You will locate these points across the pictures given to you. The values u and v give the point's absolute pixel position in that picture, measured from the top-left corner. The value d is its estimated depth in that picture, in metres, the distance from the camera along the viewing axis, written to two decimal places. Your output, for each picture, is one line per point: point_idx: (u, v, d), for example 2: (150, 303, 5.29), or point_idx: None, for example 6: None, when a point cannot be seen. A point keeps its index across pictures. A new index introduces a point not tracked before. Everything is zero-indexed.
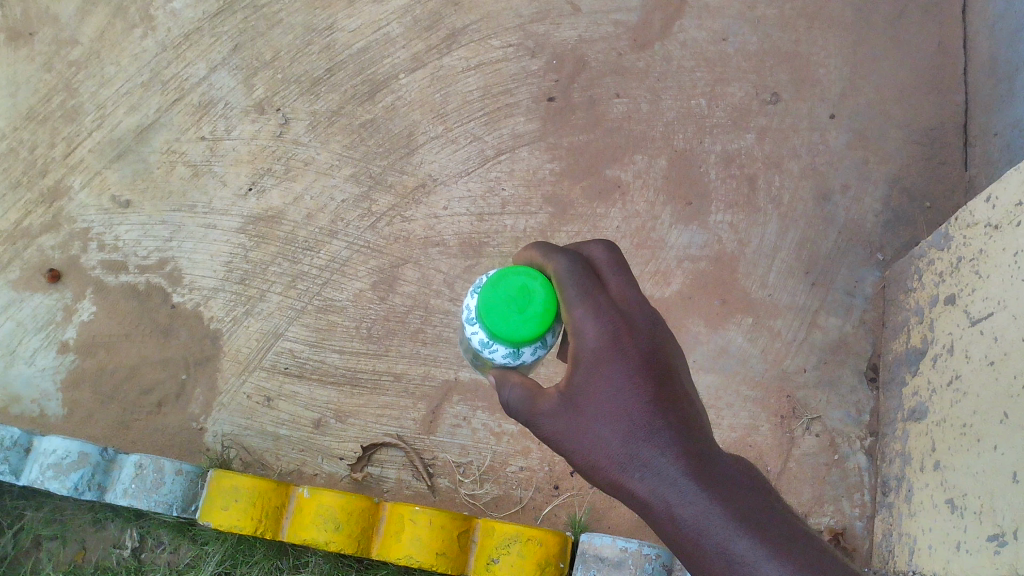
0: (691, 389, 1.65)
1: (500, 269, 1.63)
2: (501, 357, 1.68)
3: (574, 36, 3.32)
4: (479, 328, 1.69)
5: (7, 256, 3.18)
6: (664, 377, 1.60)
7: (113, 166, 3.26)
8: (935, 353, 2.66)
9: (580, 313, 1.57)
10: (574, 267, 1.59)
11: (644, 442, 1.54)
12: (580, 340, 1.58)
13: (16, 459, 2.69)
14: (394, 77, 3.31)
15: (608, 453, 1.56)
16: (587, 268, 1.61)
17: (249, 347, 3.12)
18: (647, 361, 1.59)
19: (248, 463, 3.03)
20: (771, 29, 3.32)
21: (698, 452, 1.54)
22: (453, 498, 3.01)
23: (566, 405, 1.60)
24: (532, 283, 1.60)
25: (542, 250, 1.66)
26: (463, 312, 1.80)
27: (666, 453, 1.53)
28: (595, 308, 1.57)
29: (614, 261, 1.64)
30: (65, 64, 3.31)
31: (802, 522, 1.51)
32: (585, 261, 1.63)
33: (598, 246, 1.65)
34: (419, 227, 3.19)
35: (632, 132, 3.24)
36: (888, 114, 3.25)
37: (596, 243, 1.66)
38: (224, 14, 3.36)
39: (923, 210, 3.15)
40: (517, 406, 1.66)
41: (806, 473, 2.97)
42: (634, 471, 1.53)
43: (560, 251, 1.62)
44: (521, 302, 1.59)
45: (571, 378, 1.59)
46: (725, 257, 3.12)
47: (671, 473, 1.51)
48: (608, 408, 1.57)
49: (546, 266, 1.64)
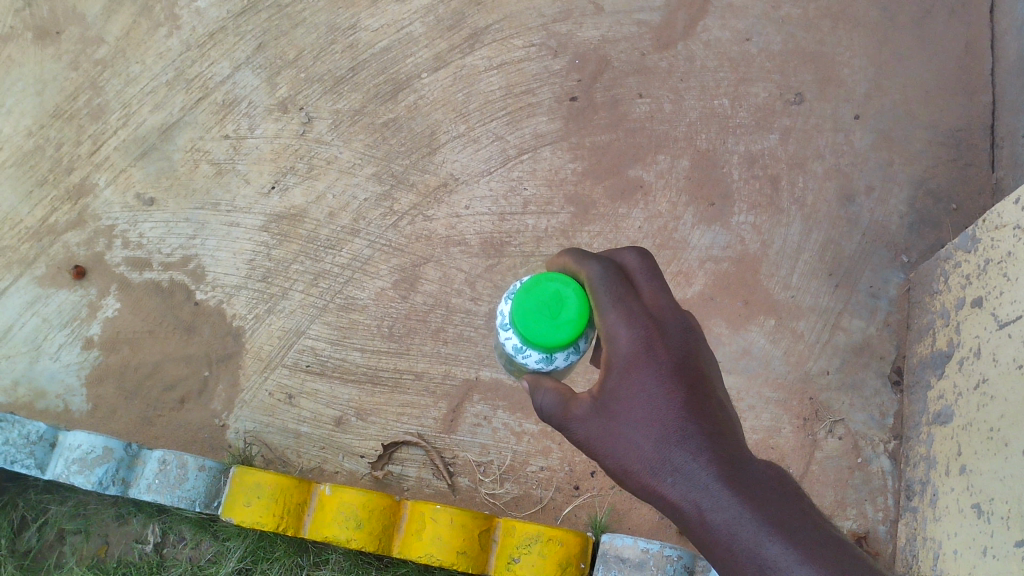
0: (723, 395, 1.66)
1: (533, 276, 1.66)
2: (534, 361, 1.70)
3: (596, 36, 3.32)
4: (512, 334, 1.71)
5: (33, 252, 3.21)
6: (696, 381, 1.62)
7: (138, 164, 3.29)
8: (961, 356, 2.63)
9: (613, 319, 1.63)
10: (606, 274, 1.66)
11: (676, 447, 1.53)
12: (613, 345, 1.62)
13: (41, 453, 2.68)
14: (416, 76, 3.32)
15: (640, 458, 1.57)
16: (619, 276, 1.67)
17: (271, 344, 3.13)
18: (679, 366, 1.62)
19: (269, 460, 3.05)
20: (796, 29, 3.30)
21: (730, 458, 1.52)
22: (473, 498, 3.01)
23: (598, 410, 1.62)
24: (565, 290, 1.63)
25: (575, 257, 1.72)
26: (496, 317, 1.82)
27: (697, 458, 1.51)
28: (627, 314, 1.63)
29: (646, 268, 1.70)
30: (92, 62, 3.35)
31: (840, 535, 1.47)
32: (617, 269, 1.69)
33: (630, 253, 1.72)
34: (440, 226, 3.20)
35: (654, 132, 3.23)
36: (914, 115, 3.22)
37: (628, 251, 1.73)
38: (248, 13, 3.38)
39: (949, 211, 3.13)
40: (550, 412, 1.67)
41: (829, 476, 2.94)
42: (666, 476, 1.53)
43: (593, 259, 1.68)
44: (554, 308, 1.62)
45: (604, 383, 1.63)
46: (747, 258, 3.10)
47: (703, 478, 1.49)
48: (640, 412, 1.58)
49: (580, 273, 1.70)
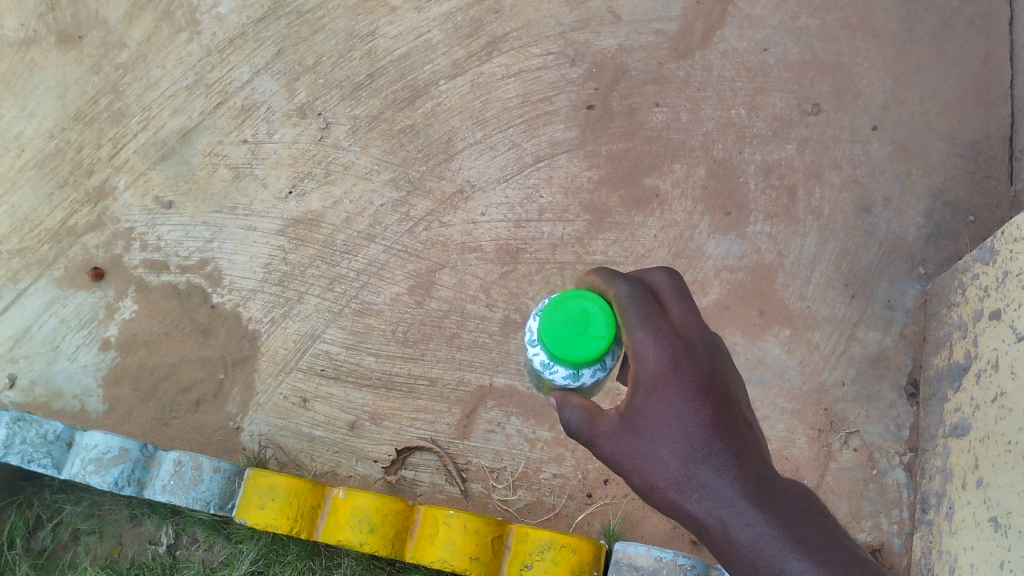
0: (748, 413, 1.68)
1: (559, 293, 1.66)
2: (561, 378, 1.69)
3: (614, 45, 3.33)
4: (540, 350, 1.71)
5: (52, 253, 3.24)
6: (723, 401, 1.62)
7: (157, 168, 3.32)
8: (978, 368, 2.62)
9: (641, 336, 1.61)
10: (635, 293, 1.64)
11: (702, 463, 1.54)
12: (640, 363, 1.61)
13: (58, 452, 2.70)
14: (434, 83, 3.34)
15: (666, 474, 1.57)
16: (648, 295, 1.65)
17: (286, 348, 3.15)
18: (706, 385, 1.61)
19: (283, 464, 3.06)
20: (814, 39, 3.31)
21: (755, 475, 1.54)
22: (486, 504, 3.00)
23: (625, 427, 1.61)
24: (592, 306, 1.63)
25: (604, 276, 1.71)
26: (526, 334, 1.83)
27: (724, 475, 1.53)
28: (655, 333, 1.61)
29: (676, 288, 1.67)
30: (113, 66, 3.38)
31: (862, 552, 1.49)
32: (646, 288, 1.68)
33: (660, 273, 1.69)
34: (456, 232, 3.21)
35: (671, 141, 3.23)
36: (933, 127, 3.21)
37: (657, 270, 1.71)
38: (269, 19, 3.41)
39: (967, 223, 3.11)
40: (577, 428, 1.66)
41: (843, 488, 2.93)
42: (693, 494, 1.53)
43: (621, 278, 1.67)
44: (581, 324, 1.62)
45: (631, 400, 1.61)
46: (763, 268, 3.10)
47: (729, 495, 1.50)
48: (668, 430, 1.58)
49: (607, 291, 1.69)
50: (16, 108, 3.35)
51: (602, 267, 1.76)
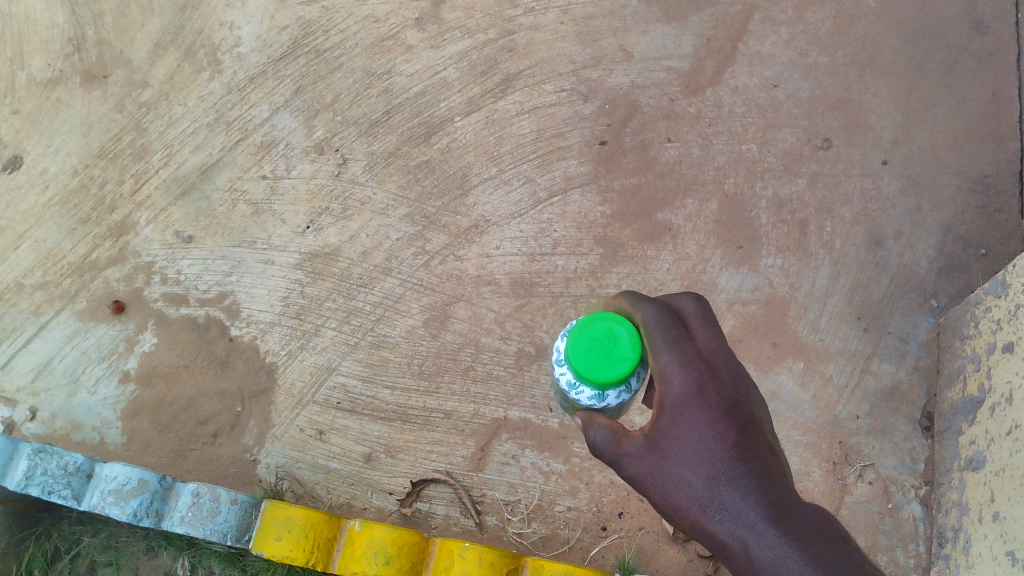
0: (772, 440, 1.69)
1: (586, 315, 1.70)
2: (587, 398, 1.72)
3: (626, 82, 3.39)
4: (567, 369, 1.74)
5: (74, 287, 3.30)
6: (746, 425, 1.64)
7: (178, 203, 3.39)
8: (993, 402, 2.62)
9: (667, 360, 1.64)
10: (661, 317, 1.67)
11: (726, 486, 1.56)
12: (666, 386, 1.63)
13: (78, 484, 2.72)
14: (450, 119, 3.41)
15: (689, 495, 1.59)
16: (674, 318, 1.69)
17: (303, 380, 3.18)
18: (730, 408, 1.63)
19: (299, 496, 3.07)
20: (823, 76, 3.36)
21: (775, 498, 1.55)
22: (501, 537, 3.00)
23: (649, 447, 1.63)
24: (617, 328, 1.67)
25: (631, 299, 1.74)
26: (553, 353, 1.85)
27: (746, 498, 1.54)
28: (681, 356, 1.64)
29: (702, 313, 1.71)
30: (137, 105, 3.48)
31: None
32: (674, 312, 1.71)
33: (687, 298, 1.73)
34: (471, 266, 3.25)
35: (683, 176, 3.28)
36: (942, 161, 3.24)
37: (685, 295, 1.74)
38: (288, 58, 3.51)
39: (978, 256, 3.13)
40: (602, 448, 1.67)
41: (859, 521, 2.90)
42: (714, 516, 1.55)
43: (648, 301, 1.70)
44: (607, 346, 1.65)
45: (656, 421, 1.64)
46: (776, 301, 3.12)
47: (751, 518, 1.52)
48: (693, 452, 1.60)
49: (635, 314, 1.71)
50: (41, 145, 3.44)
51: (629, 291, 1.79)
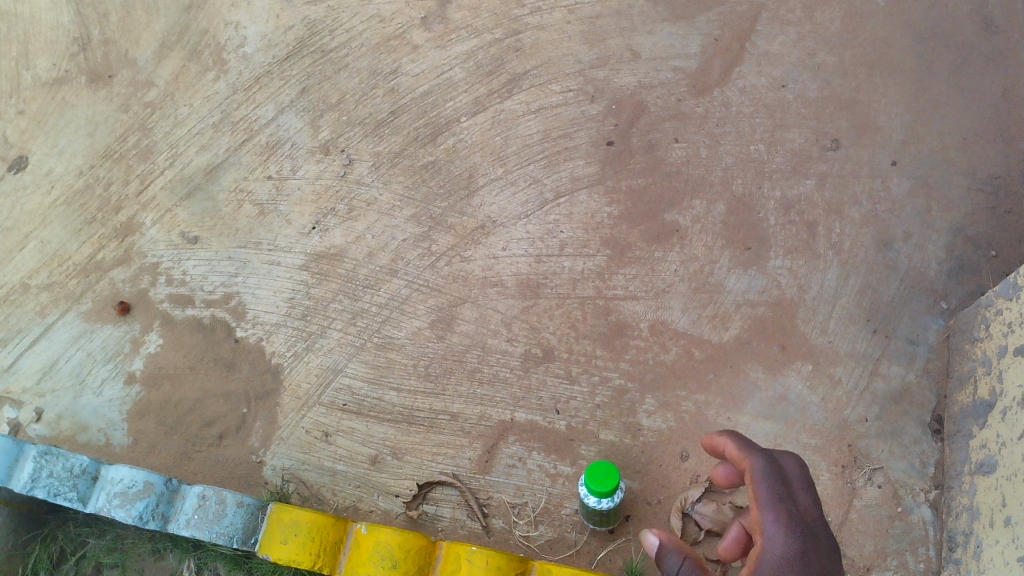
0: None
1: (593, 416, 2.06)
2: None
3: (633, 82, 3.38)
4: None
5: (80, 288, 3.29)
6: None
7: (183, 204, 3.38)
8: (1005, 405, 2.58)
9: (773, 521, 1.95)
10: (767, 468, 2.05)
11: None
12: (768, 545, 1.92)
13: (84, 486, 2.72)
14: (456, 119, 3.39)
15: None
16: (778, 477, 2.04)
17: (308, 382, 3.16)
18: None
19: (305, 498, 3.06)
20: (831, 76, 3.34)
21: None
22: (507, 540, 2.97)
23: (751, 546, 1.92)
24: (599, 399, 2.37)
25: (741, 445, 2.13)
26: None
27: None
28: (785, 521, 1.95)
29: (803, 477, 2.06)
30: (142, 105, 3.47)
31: None
32: (778, 468, 2.06)
33: (792, 462, 2.08)
34: (477, 267, 3.23)
35: (690, 177, 3.26)
36: (952, 162, 3.21)
37: (789, 458, 2.10)
38: (294, 58, 3.50)
39: (989, 258, 3.10)
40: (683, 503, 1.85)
41: (869, 525, 2.88)
42: (781, 567, 1.86)
43: (756, 452, 2.08)
44: None
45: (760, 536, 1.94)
46: (784, 303, 3.10)
47: None
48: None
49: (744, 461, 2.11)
50: (47, 146, 3.44)
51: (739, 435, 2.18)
